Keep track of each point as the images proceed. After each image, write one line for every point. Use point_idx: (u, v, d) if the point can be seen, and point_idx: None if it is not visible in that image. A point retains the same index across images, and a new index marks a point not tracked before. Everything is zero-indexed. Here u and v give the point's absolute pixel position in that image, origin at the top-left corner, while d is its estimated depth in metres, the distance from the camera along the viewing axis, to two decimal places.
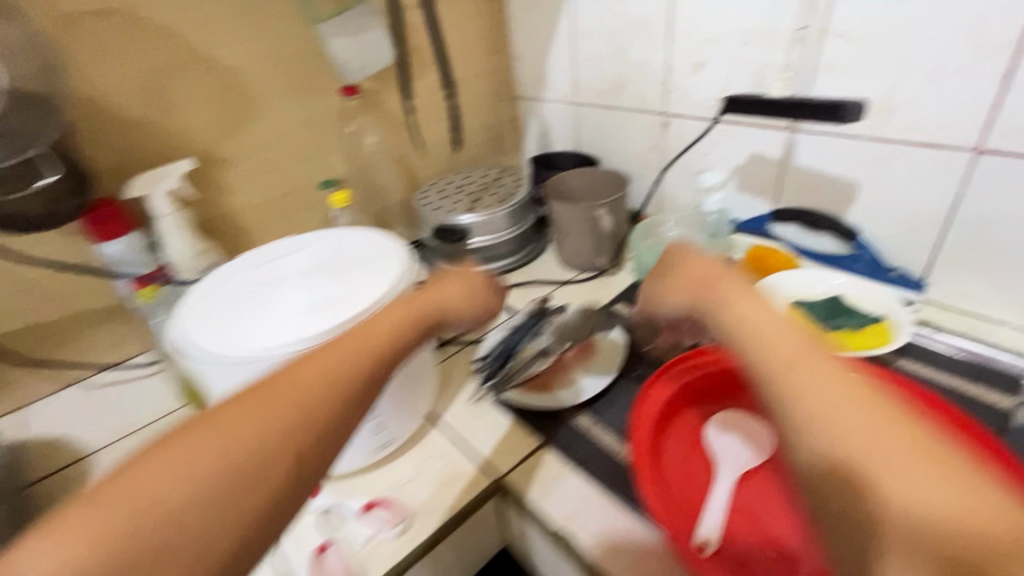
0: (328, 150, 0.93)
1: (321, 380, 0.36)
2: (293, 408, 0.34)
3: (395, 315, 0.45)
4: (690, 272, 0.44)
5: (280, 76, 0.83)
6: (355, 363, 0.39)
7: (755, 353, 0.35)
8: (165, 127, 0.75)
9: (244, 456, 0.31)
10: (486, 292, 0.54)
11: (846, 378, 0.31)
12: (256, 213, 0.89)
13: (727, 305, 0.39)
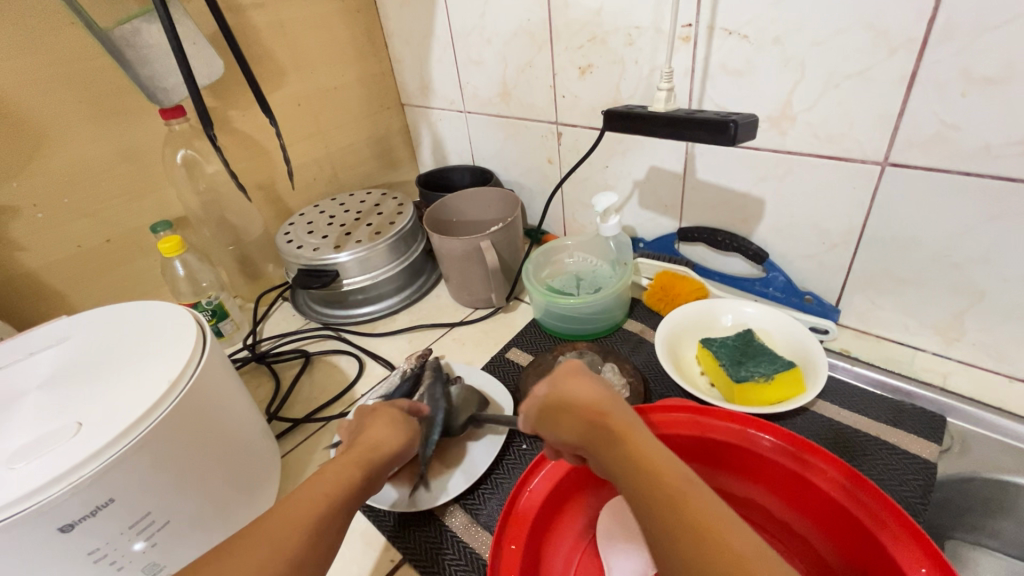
0: (157, 185, 0.76)
1: (284, 527, 0.35)
2: (260, 559, 0.33)
3: (348, 463, 0.42)
4: (575, 401, 0.40)
5: (77, 102, 0.66)
6: (314, 508, 0.37)
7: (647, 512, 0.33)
8: None
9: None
10: (406, 417, 0.50)
11: (722, 527, 0.31)
12: (64, 272, 0.71)
13: (613, 447, 0.37)
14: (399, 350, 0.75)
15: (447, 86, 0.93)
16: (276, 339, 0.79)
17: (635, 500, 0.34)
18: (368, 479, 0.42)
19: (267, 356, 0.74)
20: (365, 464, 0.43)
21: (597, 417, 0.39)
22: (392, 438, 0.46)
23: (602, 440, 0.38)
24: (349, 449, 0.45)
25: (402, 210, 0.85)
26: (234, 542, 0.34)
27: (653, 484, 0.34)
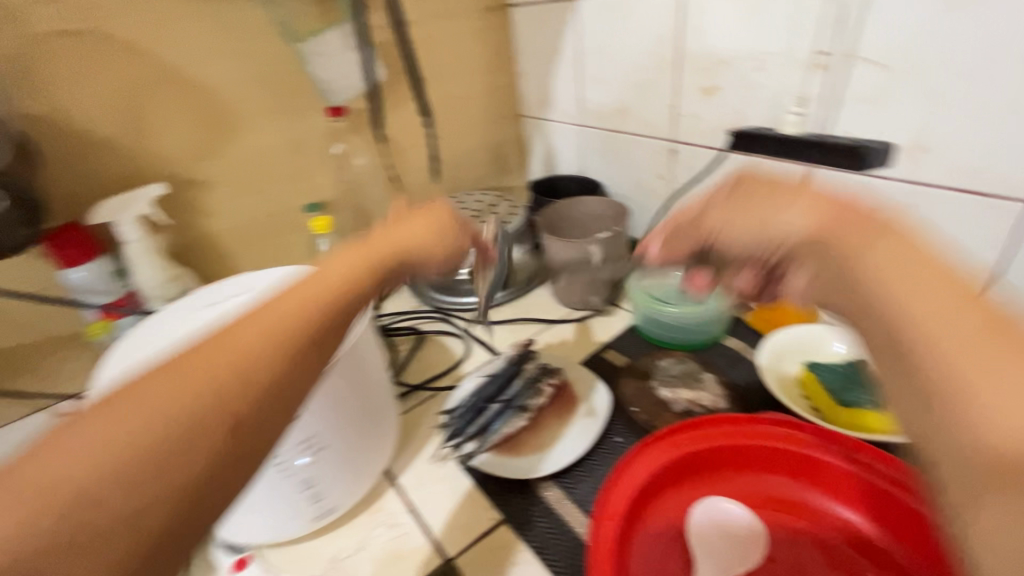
0: (310, 168, 0.88)
1: (235, 353, 0.28)
2: (211, 379, 0.27)
3: (358, 256, 0.40)
4: (799, 215, 0.40)
5: (265, 91, 0.79)
6: (274, 335, 0.30)
7: (897, 294, 0.31)
8: (143, 151, 0.72)
9: (163, 433, 0.25)
10: (459, 235, 0.50)
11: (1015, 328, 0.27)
12: (235, 237, 0.85)
13: (885, 257, 0.33)
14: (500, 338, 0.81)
15: (565, 102, 0.99)
16: (394, 317, 0.88)
17: (897, 300, 0.31)
18: (372, 283, 0.39)
19: (385, 330, 0.84)
20: (365, 266, 0.39)
21: (859, 230, 0.36)
22: (421, 242, 0.46)
23: (844, 255, 0.36)
24: (370, 240, 0.43)
25: (514, 212, 0.92)
26: (166, 370, 0.27)
27: (936, 309, 0.29)
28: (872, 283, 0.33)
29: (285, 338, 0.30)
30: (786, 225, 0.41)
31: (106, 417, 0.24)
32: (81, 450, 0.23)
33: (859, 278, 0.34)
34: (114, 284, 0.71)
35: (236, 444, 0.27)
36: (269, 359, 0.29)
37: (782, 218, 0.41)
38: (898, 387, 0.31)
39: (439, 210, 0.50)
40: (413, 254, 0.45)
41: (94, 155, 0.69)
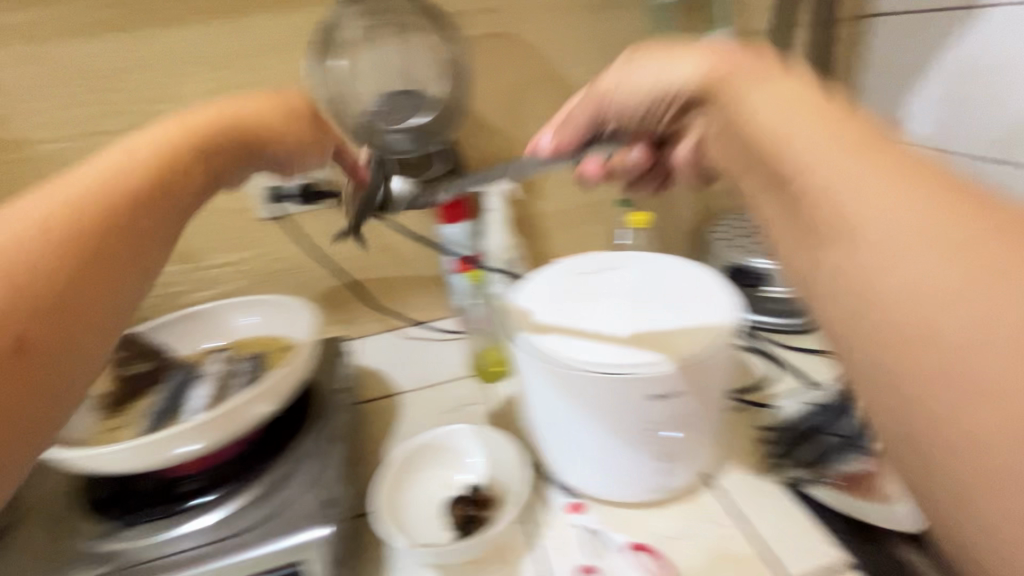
0: None
1: (20, 246, 0.32)
2: (34, 238, 0.33)
3: (171, 129, 0.44)
4: (819, 131, 0.29)
5: None
6: (63, 210, 0.35)
7: (827, 212, 0.26)
8: (513, 135, 0.85)
9: (5, 283, 0.31)
10: (313, 131, 0.53)
11: (989, 255, 0.22)
12: (555, 221, 0.93)
13: (790, 126, 0.30)
14: (817, 369, 0.72)
15: None
16: None
17: (880, 269, 0.24)
18: (199, 177, 0.44)
19: None
20: (193, 146, 0.44)
21: (870, 162, 0.26)
22: (293, 139, 0.51)
23: (835, 213, 0.26)
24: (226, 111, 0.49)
25: None
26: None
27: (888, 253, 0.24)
28: (848, 190, 0.26)
29: (97, 216, 0.36)
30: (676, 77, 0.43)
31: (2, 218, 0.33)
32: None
33: (830, 215, 0.26)
34: (473, 244, 0.83)
35: (32, 360, 0.31)
36: (91, 248, 0.35)
37: (777, 111, 0.31)
38: (747, 173, 0.34)
39: (310, 116, 0.53)
40: (275, 145, 0.50)
41: (481, 134, 0.83)
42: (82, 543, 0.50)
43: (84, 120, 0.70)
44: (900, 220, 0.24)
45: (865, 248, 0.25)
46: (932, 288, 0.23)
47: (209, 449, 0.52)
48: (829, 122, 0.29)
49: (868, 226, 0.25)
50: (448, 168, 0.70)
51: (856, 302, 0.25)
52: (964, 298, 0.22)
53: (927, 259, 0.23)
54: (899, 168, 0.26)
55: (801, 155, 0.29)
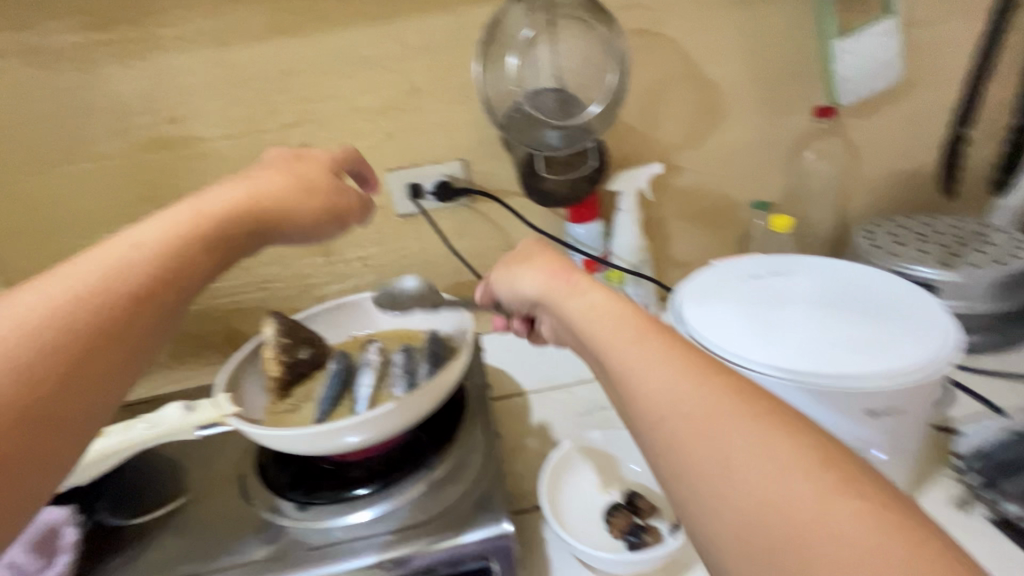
0: (763, 165, 0.87)
1: (69, 306, 0.35)
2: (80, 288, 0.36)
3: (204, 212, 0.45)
4: (646, 334, 0.37)
5: (760, 85, 0.81)
6: (113, 270, 0.38)
7: (665, 443, 0.32)
8: (648, 136, 0.83)
9: (50, 334, 0.34)
10: (338, 196, 0.54)
11: (757, 414, 0.31)
12: (680, 223, 0.90)
13: (636, 351, 0.36)
14: (1003, 396, 0.69)
15: None
16: None
17: (707, 443, 0.30)
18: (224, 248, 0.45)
19: None
20: (203, 235, 0.44)
21: (621, 331, 0.38)
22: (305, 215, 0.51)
23: (669, 414, 0.32)
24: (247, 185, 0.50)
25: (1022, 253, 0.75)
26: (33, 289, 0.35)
27: (764, 489, 0.28)
28: (677, 423, 0.32)
29: (145, 280, 0.39)
30: (525, 285, 0.49)
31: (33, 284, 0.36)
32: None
33: (678, 425, 0.32)
34: (601, 245, 0.84)
35: (102, 372, 0.35)
36: (122, 312, 0.37)
37: (611, 319, 0.40)
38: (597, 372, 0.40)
39: (323, 170, 0.55)
40: (287, 226, 0.50)
41: (616, 134, 0.82)
42: (271, 515, 0.52)
43: (252, 119, 0.76)
44: (731, 440, 0.30)
45: (736, 456, 0.29)
46: (758, 469, 0.28)
47: (384, 436, 0.53)
48: (642, 337, 0.37)
49: (699, 447, 0.30)
50: (590, 167, 0.69)
51: (687, 454, 0.31)
52: (761, 459, 0.29)
53: (739, 448, 0.29)
54: (735, 399, 0.32)
55: (668, 383, 0.34)
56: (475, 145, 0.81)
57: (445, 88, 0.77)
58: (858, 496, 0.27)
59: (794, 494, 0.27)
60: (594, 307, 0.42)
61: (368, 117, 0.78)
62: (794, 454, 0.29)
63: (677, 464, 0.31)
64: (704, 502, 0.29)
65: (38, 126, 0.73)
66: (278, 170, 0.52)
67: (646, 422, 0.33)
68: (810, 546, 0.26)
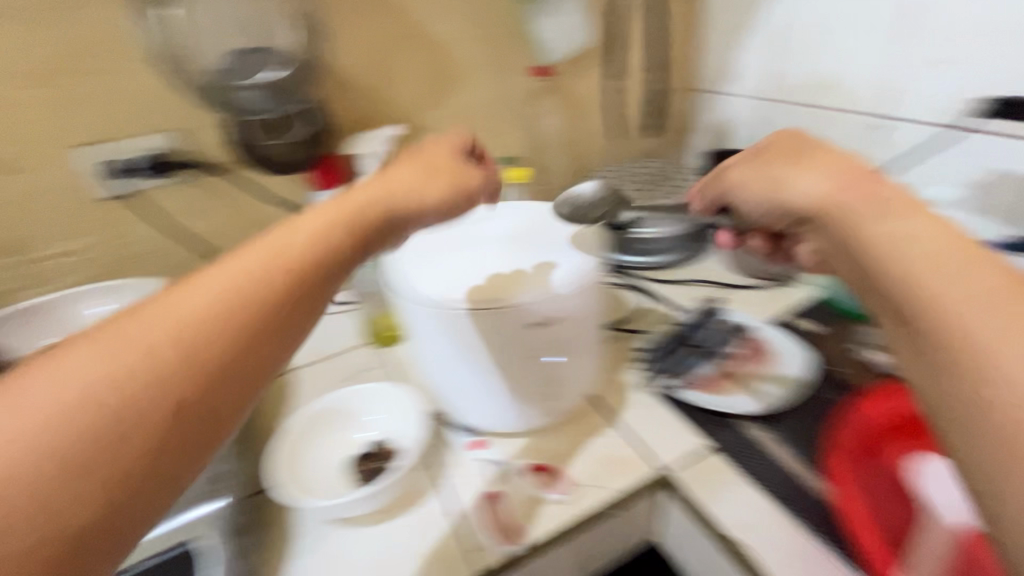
0: (501, 121, 0.94)
1: (139, 359, 0.27)
2: (160, 338, 0.28)
3: (318, 223, 0.36)
4: (819, 181, 0.38)
5: (483, 45, 0.86)
6: (220, 304, 0.30)
7: (888, 279, 0.32)
8: (384, 97, 0.83)
9: (116, 386, 0.26)
10: (459, 180, 0.48)
11: (949, 246, 0.30)
12: None
13: (891, 227, 0.33)
14: (679, 296, 0.82)
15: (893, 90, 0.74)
16: None
17: (962, 307, 0.28)
18: (347, 247, 0.37)
19: None
20: (344, 225, 0.38)
21: (880, 213, 0.34)
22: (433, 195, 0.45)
23: (934, 294, 0.29)
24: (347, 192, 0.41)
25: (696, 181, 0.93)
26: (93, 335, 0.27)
27: (934, 257, 0.30)
28: (859, 251, 0.34)
29: (242, 336, 0.30)
30: (798, 191, 0.39)
31: (91, 350, 0.27)
32: (36, 416, 0.24)
33: (901, 276, 0.31)
34: None
35: (177, 448, 0.27)
36: (163, 389, 0.27)
37: (812, 184, 0.38)
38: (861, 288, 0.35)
39: (449, 153, 0.49)
40: (401, 218, 0.43)
41: (351, 96, 0.80)
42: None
43: None
44: (905, 236, 0.32)
45: (943, 296, 0.29)
46: (906, 251, 0.31)
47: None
48: (851, 180, 0.37)
49: (950, 288, 0.29)
50: (307, 130, 0.72)
51: (921, 308, 0.29)
52: (963, 294, 0.28)
53: (898, 244, 0.32)
54: (974, 256, 0.30)
55: (920, 281, 0.30)
56: (187, 111, 0.71)
57: (130, 46, 0.65)
58: (989, 271, 0.29)
59: (1021, 305, 0.27)
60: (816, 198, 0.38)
61: (26, 84, 0.62)
62: (931, 250, 0.31)
63: (909, 311, 0.30)
64: (922, 317, 0.29)
65: None
66: (403, 163, 0.46)
67: (898, 289, 0.31)
68: (994, 353, 0.26)
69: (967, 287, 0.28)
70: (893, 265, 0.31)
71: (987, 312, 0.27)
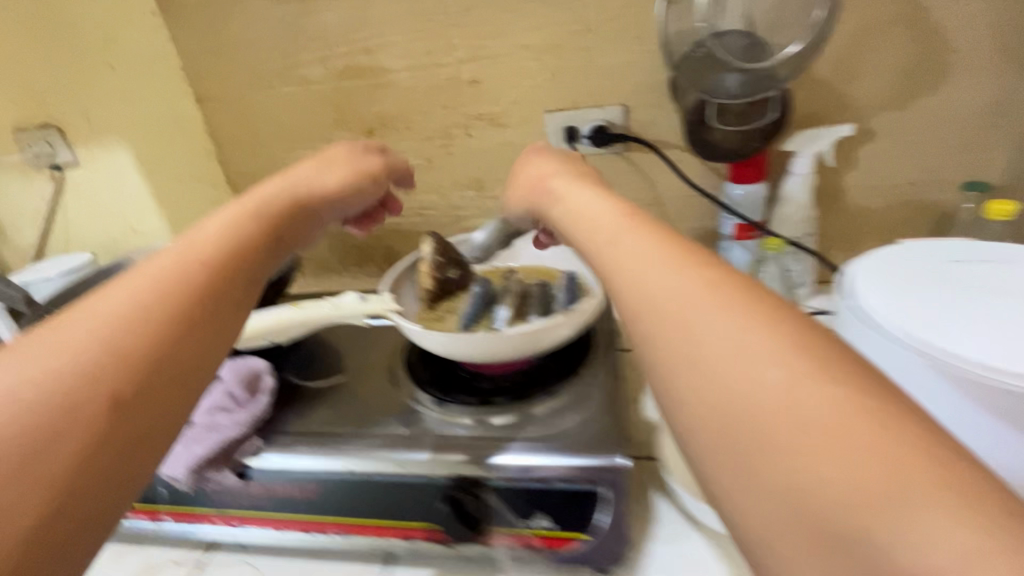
0: (983, 137, 0.73)
1: (80, 353, 0.31)
2: (118, 318, 0.34)
3: (232, 220, 0.44)
4: (684, 279, 0.32)
5: (999, 37, 0.68)
6: (149, 285, 0.36)
7: (680, 396, 0.29)
8: (839, 94, 0.73)
9: (104, 347, 0.32)
10: (359, 168, 0.58)
11: (859, 397, 0.24)
12: (861, 199, 0.80)
13: (718, 329, 0.29)
14: None
15: None
16: None
17: (823, 472, 0.23)
18: (265, 238, 0.45)
19: None
20: (256, 221, 0.45)
21: (705, 293, 0.31)
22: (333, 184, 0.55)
23: (765, 426, 0.25)
24: (246, 199, 0.48)
25: None
26: (71, 314, 0.33)
27: (821, 427, 0.23)
28: (683, 368, 0.29)
29: (162, 330, 0.34)
30: (597, 218, 0.43)
31: (50, 343, 0.32)
32: (35, 376, 0.30)
33: (746, 418, 0.26)
34: (758, 213, 0.79)
35: (107, 464, 0.30)
36: (132, 377, 0.32)
37: (666, 283, 0.32)
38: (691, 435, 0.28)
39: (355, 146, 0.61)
40: (320, 199, 0.53)
41: (801, 89, 0.73)
42: (422, 407, 0.60)
43: (432, 52, 0.82)
44: (817, 399, 0.24)
45: (774, 432, 0.25)
46: (771, 393, 0.25)
47: (509, 355, 0.57)
48: (683, 268, 0.33)
49: (784, 454, 0.24)
50: (768, 118, 0.64)
51: (773, 473, 0.24)
52: (856, 435, 0.23)
53: (782, 375, 0.26)
54: (859, 403, 0.24)
55: (748, 402, 0.26)
56: (642, 89, 0.78)
57: (616, 28, 0.75)
58: (293, 173, 0.53)
59: (899, 496, 0.21)
60: (581, 210, 0.56)
61: (536, 56, 0.79)
62: (829, 377, 0.25)
63: (744, 449, 0.25)
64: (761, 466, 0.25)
65: (263, 53, 0.87)
66: (280, 180, 0.52)
67: (716, 415, 0.27)
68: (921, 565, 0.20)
69: (900, 460, 0.22)
70: (744, 415, 0.26)
71: (891, 517, 0.21)
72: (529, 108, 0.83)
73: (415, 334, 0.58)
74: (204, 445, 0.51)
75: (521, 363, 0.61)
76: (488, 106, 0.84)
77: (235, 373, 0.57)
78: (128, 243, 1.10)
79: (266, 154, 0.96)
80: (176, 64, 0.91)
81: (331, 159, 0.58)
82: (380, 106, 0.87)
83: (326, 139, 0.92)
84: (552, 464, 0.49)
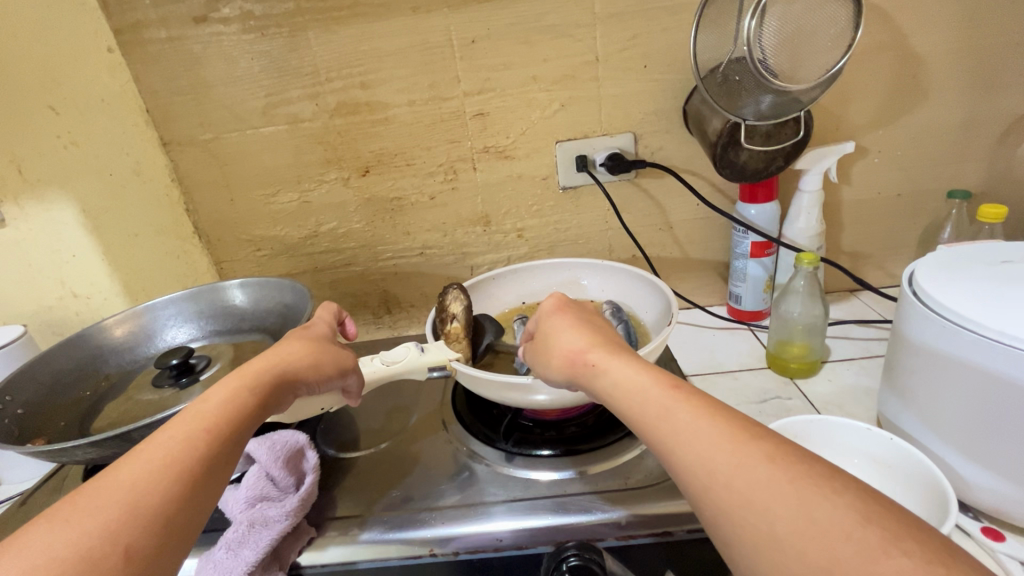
0: (959, 150, 0.80)
1: (90, 532, 0.30)
2: (141, 481, 0.33)
3: (234, 383, 0.42)
4: (740, 446, 0.32)
5: (968, 61, 0.75)
6: (161, 454, 0.35)
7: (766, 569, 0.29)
8: (835, 116, 0.78)
9: (127, 509, 0.32)
10: (332, 336, 0.54)
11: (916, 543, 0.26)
12: (857, 212, 0.85)
13: (785, 495, 0.29)
14: None
15: None
16: None
17: None
18: (255, 412, 0.41)
19: None
20: (249, 391, 0.41)
21: (775, 467, 0.30)
22: (320, 369, 0.48)
23: None
24: (247, 364, 0.44)
25: None
26: (88, 486, 0.33)
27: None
28: (765, 546, 0.29)
29: (172, 494, 0.33)
30: (626, 383, 0.40)
31: (48, 527, 0.30)
32: (57, 548, 0.29)
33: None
34: (775, 228, 0.80)
35: None
36: (139, 545, 0.31)
37: (730, 457, 0.32)
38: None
39: (327, 322, 0.56)
40: (300, 376, 0.46)
41: None
42: (492, 465, 0.53)
43: (436, 87, 0.78)
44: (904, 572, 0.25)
45: None
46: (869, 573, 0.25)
47: (574, 401, 0.53)
48: (736, 440, 0.32)
49: None
50: (792, 139, 0.67)
51: None
52: None
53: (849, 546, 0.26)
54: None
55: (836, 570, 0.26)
56: (651, 118, 0.80)
57: (625, 58, 0.76)
58: (264, 355, 0.45)
59: None
60: (629, 391, 0.39)
61: (545, 87, 0.78)
62: (904, 550, 0.26)
63: None
64: None
65: (244, 90, 0.79)
66: (269, 354, 0.46)
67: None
68: None
69: None
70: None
71: None
72: (539, 138, 0.82)
73: (476, 377, 0.53)
74: (254, 548, 0.42)
75: (583, 408, 0.57)
76: (495, 139, 0.82)
77: (274, 453, 0.48)
78: (65, 311, 0.92)
79: (245, 200, 0.87)
80: (137, 105, 0.81)
81: (306, 331, 0.52)
82: (378, 142, 0.82)
83: (315, 180, 0.85)
84: (656, 515, 0.45)
